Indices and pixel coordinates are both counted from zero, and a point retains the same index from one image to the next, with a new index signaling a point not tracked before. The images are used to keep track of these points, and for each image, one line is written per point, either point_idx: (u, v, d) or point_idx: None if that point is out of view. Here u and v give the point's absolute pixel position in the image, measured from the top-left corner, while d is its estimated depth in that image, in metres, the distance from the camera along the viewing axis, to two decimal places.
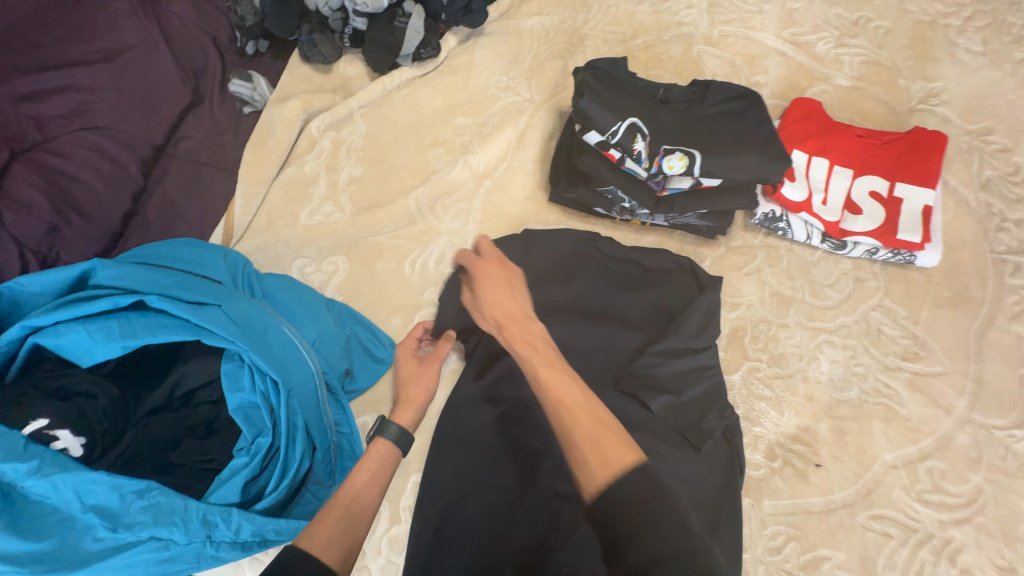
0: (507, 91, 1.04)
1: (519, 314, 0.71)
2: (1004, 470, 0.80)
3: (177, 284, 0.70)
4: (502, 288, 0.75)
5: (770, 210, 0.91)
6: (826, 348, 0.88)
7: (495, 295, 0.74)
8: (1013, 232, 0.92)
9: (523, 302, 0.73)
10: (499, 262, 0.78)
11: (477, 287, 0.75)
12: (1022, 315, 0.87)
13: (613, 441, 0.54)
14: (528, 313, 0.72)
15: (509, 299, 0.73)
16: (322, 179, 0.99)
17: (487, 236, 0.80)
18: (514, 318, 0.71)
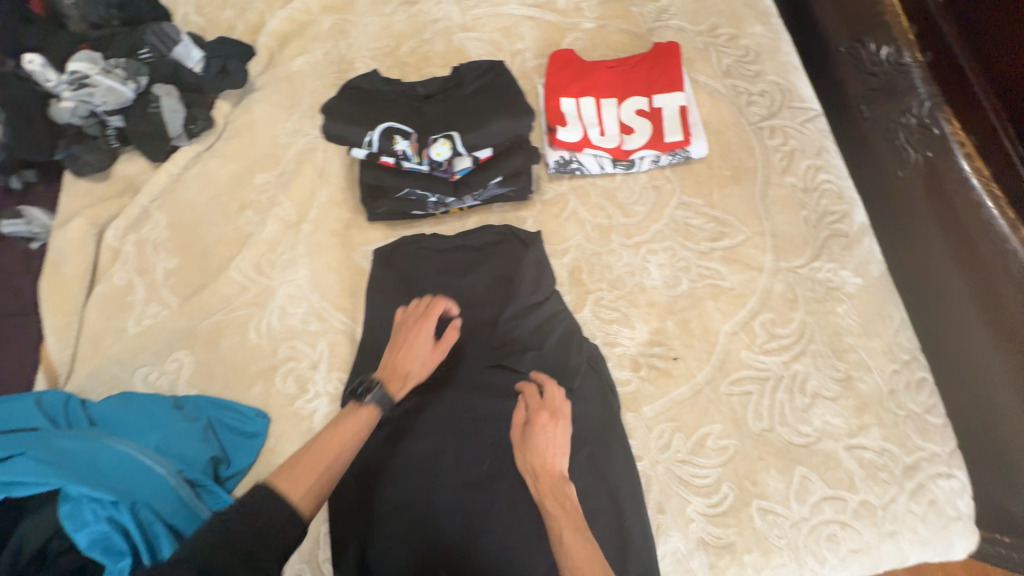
0: (296, 135, 1.06)
1: (552, 474, 0.74)
2: (817, 299, 0.91)
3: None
4: (553, 442, 0.76)
5: (560, 156, 1.00)
6: (651, 256, 0.97)
7: (557, 445, 0.76)
8: (760, 102, 1.06)
9: (563, 460, 0.75)
10: (554, 415, 0.78)
11: (531, 433, 0.77)
12: (788, 168, 1.00)
13: None
14: (564, 475, 0.74)
15: (548, 455, 0.75)
16: (137, 283, 0.95)
17: (551, 381, 0.82)
18: (550, 476, 0.74)
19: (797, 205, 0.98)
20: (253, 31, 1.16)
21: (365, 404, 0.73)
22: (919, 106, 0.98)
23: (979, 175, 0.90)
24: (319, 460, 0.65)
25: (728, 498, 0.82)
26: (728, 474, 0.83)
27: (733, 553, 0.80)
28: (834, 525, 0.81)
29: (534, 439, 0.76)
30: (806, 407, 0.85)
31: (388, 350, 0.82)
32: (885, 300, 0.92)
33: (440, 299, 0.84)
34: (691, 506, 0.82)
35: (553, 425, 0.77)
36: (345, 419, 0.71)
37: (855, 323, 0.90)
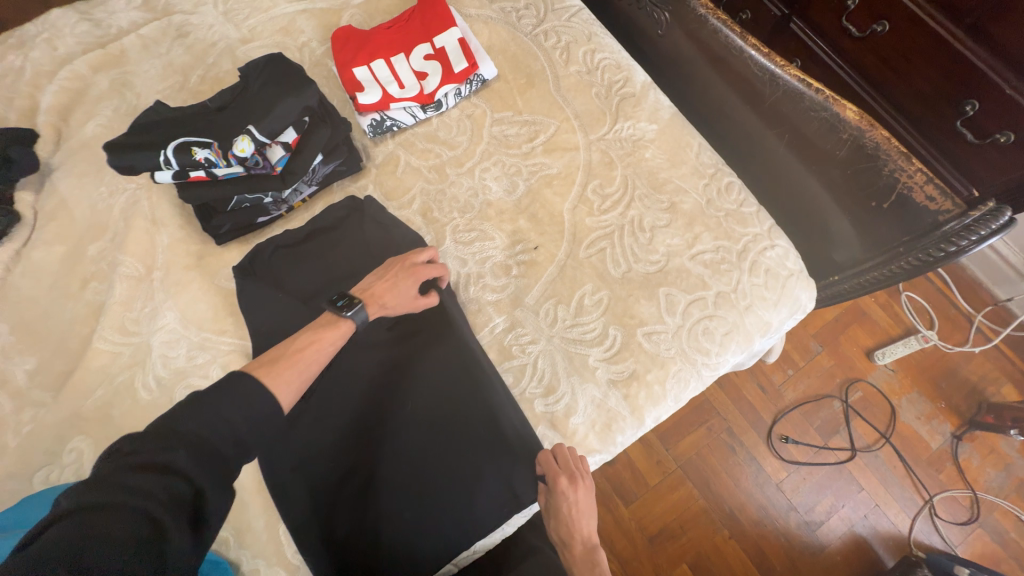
0: (114, 194, 1.04)
1: (582, 531, 0.86)
2: (628, 154, 1.05)
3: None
4: (581, 504, 0.84)
5: (372, 119, 1.06)
6: (487, 173, 1.06)
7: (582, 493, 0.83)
8: (529, 13, 1.18)
9: (586, 518, 0.86)
10: (577, 481, 0.83)
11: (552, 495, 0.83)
12: (569, 58, 1.14)
13: None
14: (584, 529, 0.87)
15: (576, 510, 0.85)
16: (1, 396, 0.92)
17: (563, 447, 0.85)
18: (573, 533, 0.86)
19: (587, 86, 1.11)
20: (29, 115, 1.11)
21: (344, 319, 0.82)
22: None
23: (707, 9, 1.09)
24: (292, 364, 0.75)
25: (618, 338, 0.94)
26: (610, 319, 0.95)
27: (639, 378, 0.92)
28: (704, 321, 0.95)
29: (557, 503, 0.83)
30: (649, 240, 0.99)
31: (374, 276, 0.88)
32: (680, 133, 1.08)
33: (438, 270, 0.90)
34: (592, 357, 0.93)
35: (570, 492, 0.81)
36: (324, 329, 0.80)
37: (663, 160, 1.05)
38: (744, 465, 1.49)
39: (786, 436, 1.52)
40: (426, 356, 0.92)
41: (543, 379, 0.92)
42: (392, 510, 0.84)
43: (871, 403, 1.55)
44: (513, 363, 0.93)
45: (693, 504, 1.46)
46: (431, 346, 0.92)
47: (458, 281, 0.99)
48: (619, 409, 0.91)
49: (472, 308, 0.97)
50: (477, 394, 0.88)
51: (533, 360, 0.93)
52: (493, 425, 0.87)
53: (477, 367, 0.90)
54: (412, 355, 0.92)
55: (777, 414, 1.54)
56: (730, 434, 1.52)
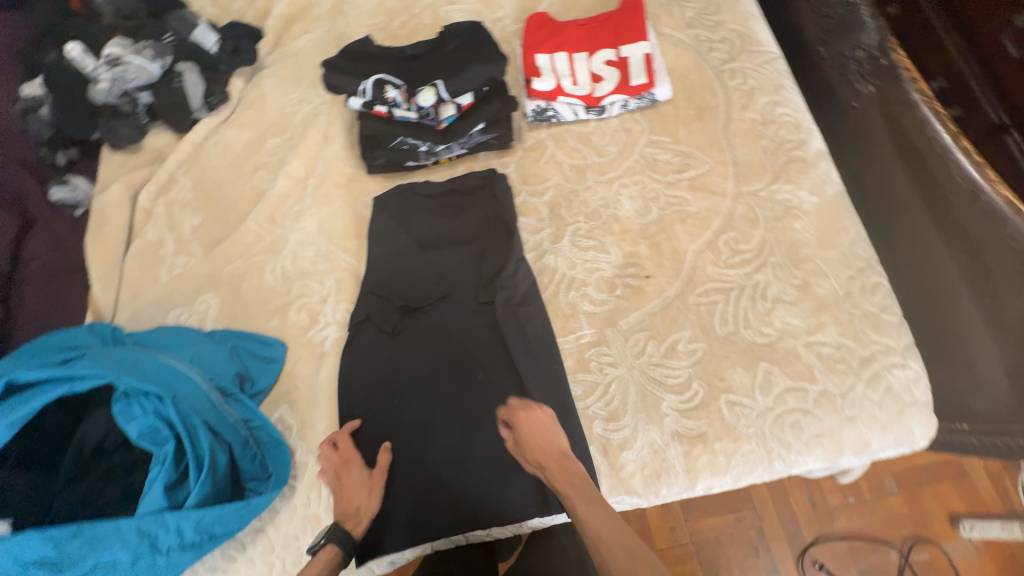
0: (302, 103, 1.18)
1: (554, 454, 0.81)
2: (777, 217, 1.00)
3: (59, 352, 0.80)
4: (541, 425, 0.84)
5: (537, 105, 1.10)
6: (624, 190, 1.06)
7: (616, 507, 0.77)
8: (721, 47, 1.15)
9: (560, 441, 0.83)
10: (530, 407, 0.86)
11: (516, 431, 0.84)
12: (748, 103, 1.09)
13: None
14: (565, 450, 0.82)
15: (544, 439, 0.83)
16: (168, 238, 1.09)
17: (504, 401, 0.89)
18: (558, 458, 0.81)
19: (756, 136, 1.06)
20: (261, 16, 1.29)
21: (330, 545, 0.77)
22: (869, 38, 1.05)
23: (922, 96, 0.96)
24: None
25: (699, 395, 0.91)
26: (698, 373, 0.92)
27: (705, 442, 0.89)
28: (797, 413, 0.89)
29: (524, 436, 0.83)
30: (767, 311, 0.94)
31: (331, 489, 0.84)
32: (841, 214, 1.00)
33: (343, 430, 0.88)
34: (666, 402, 0.91)
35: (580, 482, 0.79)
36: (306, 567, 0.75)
37: (812, 236, 0.98)
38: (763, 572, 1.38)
39: (821, 563, 1.38)
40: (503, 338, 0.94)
41: (610, 404, 0.91)
42: (432, 463, 0.88)
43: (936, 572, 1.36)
44: (586, 377, 0.93)
45: None
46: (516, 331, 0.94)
47: (562, 280, 1.00)
48: (674, 462, 0.88)
49: (567, 310, 0.98)
50: (541, 392, 0.90)
51: (608, 382, 0.92)
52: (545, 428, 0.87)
53: (551, 367, 0.92)
54: (490, 332, 0.96)
55: (820, 537, 1.40)
56: (761, 535, 1.41)
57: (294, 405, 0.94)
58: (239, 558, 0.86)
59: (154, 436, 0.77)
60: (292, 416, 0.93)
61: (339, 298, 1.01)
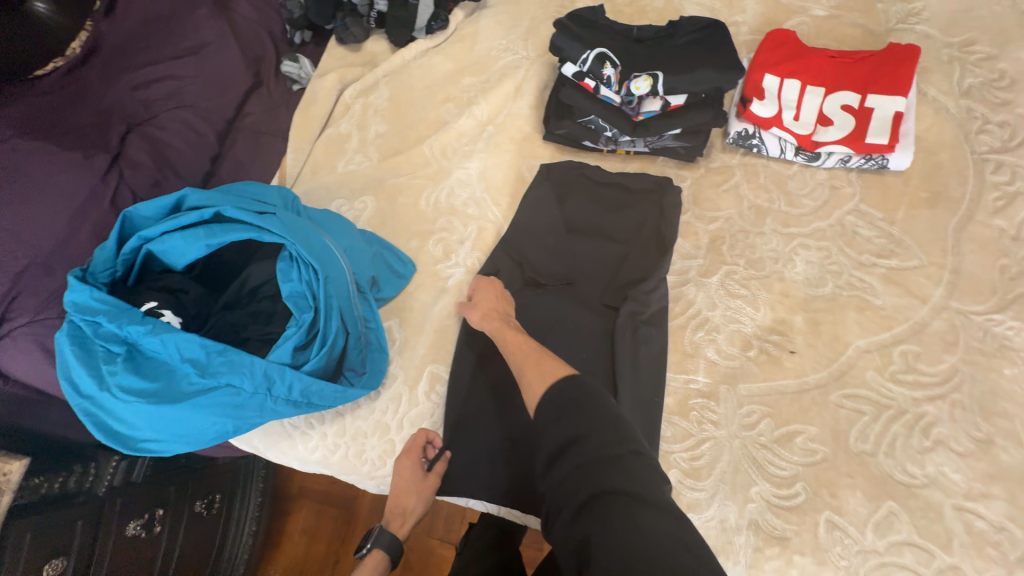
0: (508, 52, 1.20)
1: (500, 312, 0.91)
2: (984, 352, 0.83)
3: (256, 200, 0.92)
4: (494, 293, 0.94)
5: (744, 128, 1.00)
6: (801, 251, 0.94)
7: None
8: (996, 132, 0.94)
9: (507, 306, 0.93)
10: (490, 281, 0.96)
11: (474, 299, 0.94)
12: (1004, 209, 0.89)
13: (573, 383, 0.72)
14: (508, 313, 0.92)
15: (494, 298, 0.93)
16: (354, 135, 1.19)
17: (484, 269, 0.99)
18: (497, 315, 0.90)
19: (997, 250, 0.87)
20: None
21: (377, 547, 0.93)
22: None
23: None
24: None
25: (799, 497, 0.81)
26: (807, 475, 0.82)
27: (785, 547, 0.79)
28: (910, 574, 0.75)
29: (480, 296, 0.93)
30: (922, 450, 0.79)
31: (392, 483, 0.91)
32: None
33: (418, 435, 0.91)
34: (757, 488, 0.82)
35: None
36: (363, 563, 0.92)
37: (1020, 391, 0.80)
38: None
39: None
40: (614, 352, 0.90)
41: (696, 459, 0.85)
42: (501, 428, 0.92)
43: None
44: (681, 423, 0.87)
45: None
46: (631, 346, 0.90)
47: (695, 317, 0.93)
48: (739, 550, 0.80)
49: (687, 349, 0.92)
50: (632, 419, 0.86)
51: (702, 438, 0.86)
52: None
53: (649, 396, 0.88)
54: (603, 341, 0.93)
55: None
56: None
57: (404, 323, 1.01)
58: (315, 428, 0.97)
59: (299, 302, 0.87)
60: (399, 331, 1.00)
61: (475, 246, 1.04)
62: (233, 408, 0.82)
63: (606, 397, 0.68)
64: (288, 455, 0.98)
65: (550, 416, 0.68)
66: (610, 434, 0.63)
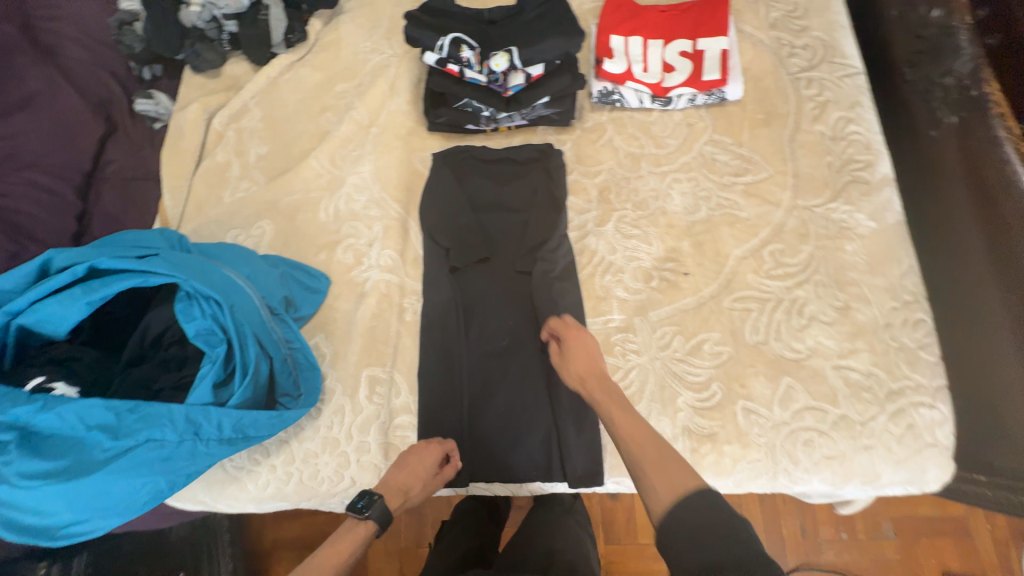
0: (374, 53, 1.21)
1: (596, 371, 0.86)
2: (829, 236, 0.98)
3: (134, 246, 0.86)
4: (586, 348, 0.88)
5: (604, 87, 1.10)
6: (676, 185, 1.06)
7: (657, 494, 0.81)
8: (802, 54, 1.11)
9: (596, 361, 0.87)
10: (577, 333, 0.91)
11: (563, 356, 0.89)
12: (820, 116, 1.06)
13: (677, 469, 0.70)
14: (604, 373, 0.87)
15: (585, 356, 0.87)
16: (235, 162, 1.15)
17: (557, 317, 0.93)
18: (594, 375, 0.86)
19: (822, 150, 1.04)
20: None
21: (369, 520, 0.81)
22: (961, 65, 1.01)
23: (1010, 134, 0.94)
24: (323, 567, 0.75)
25: (717, 396, 0.92)
26: (719, 375, 0.93)
27: (715, 442, 0.90)
28: (811, 432, 0.89)
29: (569, 351, 0.89)
30: (801, 327, 0.93)
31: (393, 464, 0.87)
32: (896, 244, 0.97)
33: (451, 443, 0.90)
34: (682, 398, 0.92)
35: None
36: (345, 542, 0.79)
37: (861, 261, 0.96)
38: None
39: None
40: (540, 310, 0.97)
41: (627, 388, 0.93)
42: (451, 411, 0.94)
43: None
44: (608, 359, 0.95)
45: None
46: (549, 301, 0.97)
47: (600, 263, 1.02)
48: (679, 456, 0.90)
49: (599, 293, 1.00)
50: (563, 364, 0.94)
51: (628, 368, 0.94)
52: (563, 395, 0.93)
53: None
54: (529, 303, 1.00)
55: (804, 564, 1.41)
56: None
57: (330, 336, 1.00)
58: (262, 463, 0.94)
59: (208, 339, 0.84)
60: (327, 345, 0.99)
61: (384, 245, 1.05)
62: (162, 462, 0.78)
63: (747, 526, 0.62)
64: (240, 501, 0.94)
65: (683, 529, 0.63)
66: (749, 548, 0.59)
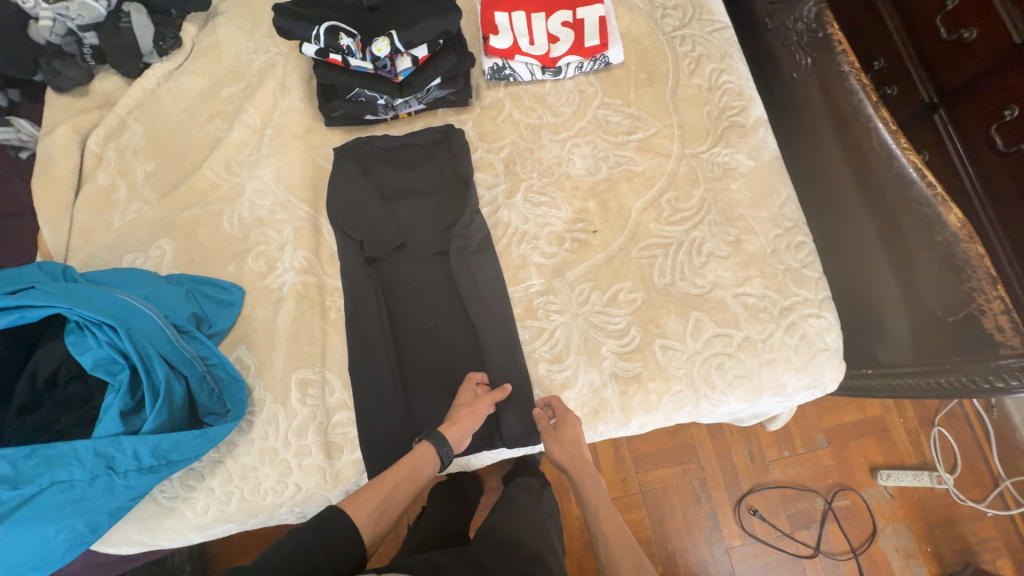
0: (258, 52, 1.17)
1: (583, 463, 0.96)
2: (715, 179, 1.07)
3: (6, 284, 0.80)
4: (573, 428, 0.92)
5: (494, 63, 1.12)
6: (576, 149, 1.10)
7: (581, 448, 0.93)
8: (674, 14, 1.19)
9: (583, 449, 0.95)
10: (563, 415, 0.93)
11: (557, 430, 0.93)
12: (696, 70, 1.14)
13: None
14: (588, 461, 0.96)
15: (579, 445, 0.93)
16: (120, 184, 1.08)
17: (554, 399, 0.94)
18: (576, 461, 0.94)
19: (701, 101, 1.12)
20: None
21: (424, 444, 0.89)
22: (807, 12, 1.13)
23: (852, 68, 1.06)
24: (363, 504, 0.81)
25: (636, 339, 0.98)
26: (636, 320, 0.99)
27: (640, 382, 0.97)
28: (722, 356, 0.98)
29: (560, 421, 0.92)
30: (701, 265, 1.01)
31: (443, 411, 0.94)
32: (774, 178, 1.07)
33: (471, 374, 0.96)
34: (606, 346, 0.98)
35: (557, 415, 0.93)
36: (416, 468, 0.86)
37: (746, 197, 1.06)
38: (703, 518, 1.51)
39: (754, 509, 1.52)
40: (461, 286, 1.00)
41: (554, 347, 0.98)
42: (389, 399, 0.95)
43: (855, 515, 1.52)
44: (534, 323, 0.99)
45: (641, 530, 1.50)
46: (470, 276, 1.00)
47: (514, 234, 1.05)
48: (611, 401, 0.96)
49: (517, 262, 1.03)
50: (489, 334, 0.98)
51: (553, 328, 0.99)
52: (495, 364, 0.97)
53: (500, 311, 0.99)
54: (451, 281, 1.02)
55: (756, 486, 1.54)
56: (702, 484, 1.54)
57: (252, 346, 0.98)
58: (198, 488, 0.91)
59: (110, 369, 0.80)
60: (250, 357, 0.97)
61: (296, 246, 1.03)
62: (75, 503, 0.74)
63: None
64: (182, 531, 0.90)
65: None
66: None
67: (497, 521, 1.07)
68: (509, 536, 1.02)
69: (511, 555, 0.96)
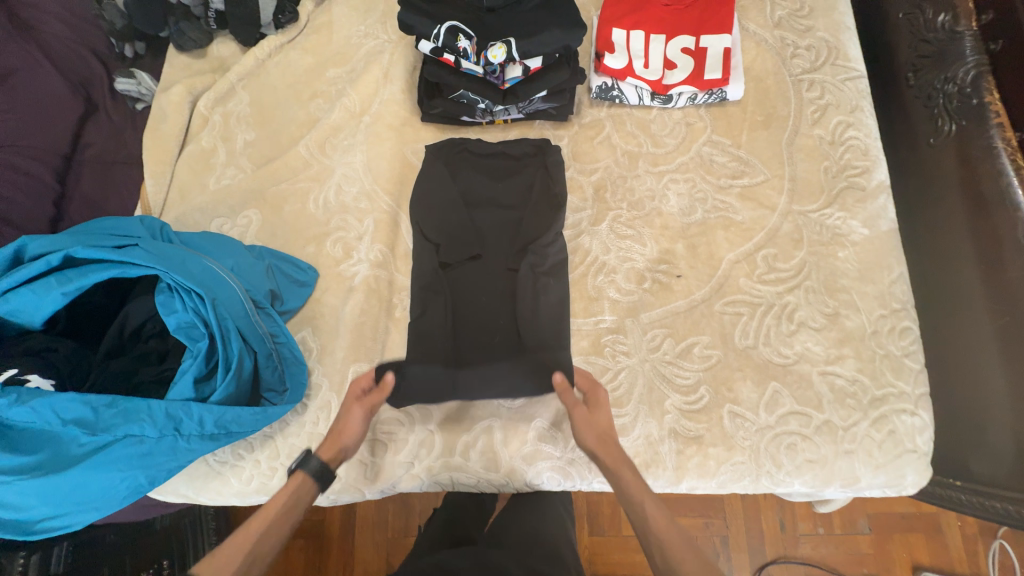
0: (367, 37, 1.17)
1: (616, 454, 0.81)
2: (822, 243, 0.98)
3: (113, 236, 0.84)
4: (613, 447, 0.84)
5: (604, 82, 1.07)
6: (672, 185, 1.04)
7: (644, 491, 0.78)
8: (806, 55, 1.09)
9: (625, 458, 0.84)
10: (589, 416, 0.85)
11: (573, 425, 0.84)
12: (821, 120, 1.05)
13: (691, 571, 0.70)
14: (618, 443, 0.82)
15: None
16: (220, 148, 1.11)
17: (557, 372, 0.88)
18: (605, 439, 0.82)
19: (821, 155, 1.03)
20: None
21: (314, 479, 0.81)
22: (963, 73, 1.01)
23: (1006, 145, 0.94)
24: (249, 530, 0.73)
25: (704, 399, 0.92)
26: (707, 379, 0.93)
27: (700, 444, 0.91)
28: (795, 436, 0.90)
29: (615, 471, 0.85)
30: (790, 333, 0.94)
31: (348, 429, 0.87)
32: (888, 252, 0.97)
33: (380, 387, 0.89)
34: (670, 400, 0.93)
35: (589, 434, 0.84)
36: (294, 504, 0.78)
37: (853, 268, 0.97)
38: None
39: None
40: (525, 308, 0.96)
41: (616, 389, 0.94)
42: (441, 404, 0.95)
43: None
44: (598, 360, 0.95)
45: None
46: (541, 298, 0.97)
47: (593, 263, 1.01)
48: (665, 457, 0.91)
49: (591, 293, 0.99)
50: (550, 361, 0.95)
51: (618, 369, 0.95)
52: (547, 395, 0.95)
53: (565, 339, 0.96)
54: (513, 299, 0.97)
55: (781, 558, 1.44)
56: (724, 542, 1.45)
57: (317, 330, 0.99)
58: (246, 458, 0.93)
59: (190, 334, 0.82)
60: (314, 340, 0.98)
61: (374, 238, 1.03)
62: (140, 457, 0.77)
63: None
64: (223, 495, 0.93)
65: None
66: None
67: (513, 517, 1.00)
68: (526, 538, 0.95)
69: (532, 560, 0.89)
